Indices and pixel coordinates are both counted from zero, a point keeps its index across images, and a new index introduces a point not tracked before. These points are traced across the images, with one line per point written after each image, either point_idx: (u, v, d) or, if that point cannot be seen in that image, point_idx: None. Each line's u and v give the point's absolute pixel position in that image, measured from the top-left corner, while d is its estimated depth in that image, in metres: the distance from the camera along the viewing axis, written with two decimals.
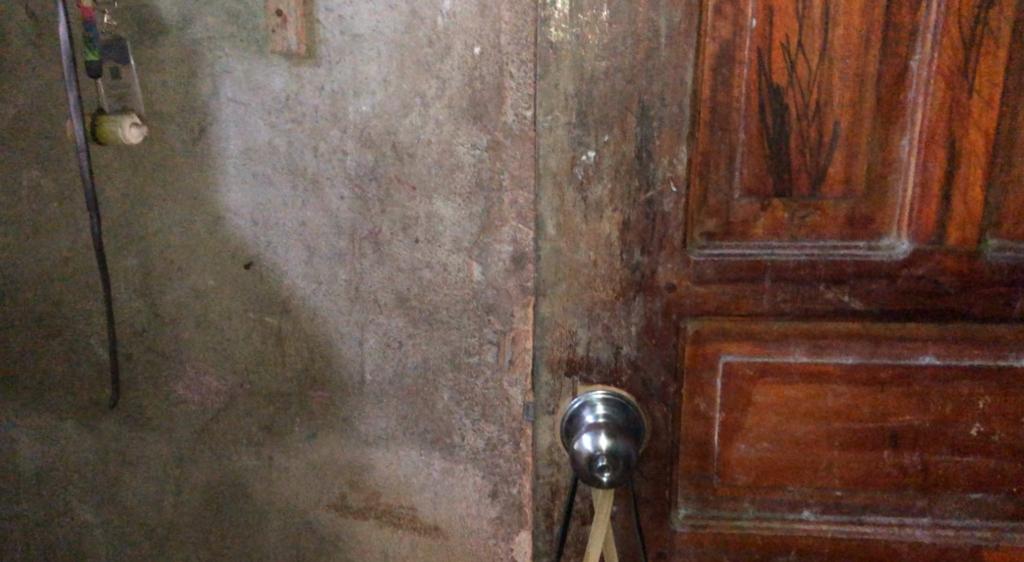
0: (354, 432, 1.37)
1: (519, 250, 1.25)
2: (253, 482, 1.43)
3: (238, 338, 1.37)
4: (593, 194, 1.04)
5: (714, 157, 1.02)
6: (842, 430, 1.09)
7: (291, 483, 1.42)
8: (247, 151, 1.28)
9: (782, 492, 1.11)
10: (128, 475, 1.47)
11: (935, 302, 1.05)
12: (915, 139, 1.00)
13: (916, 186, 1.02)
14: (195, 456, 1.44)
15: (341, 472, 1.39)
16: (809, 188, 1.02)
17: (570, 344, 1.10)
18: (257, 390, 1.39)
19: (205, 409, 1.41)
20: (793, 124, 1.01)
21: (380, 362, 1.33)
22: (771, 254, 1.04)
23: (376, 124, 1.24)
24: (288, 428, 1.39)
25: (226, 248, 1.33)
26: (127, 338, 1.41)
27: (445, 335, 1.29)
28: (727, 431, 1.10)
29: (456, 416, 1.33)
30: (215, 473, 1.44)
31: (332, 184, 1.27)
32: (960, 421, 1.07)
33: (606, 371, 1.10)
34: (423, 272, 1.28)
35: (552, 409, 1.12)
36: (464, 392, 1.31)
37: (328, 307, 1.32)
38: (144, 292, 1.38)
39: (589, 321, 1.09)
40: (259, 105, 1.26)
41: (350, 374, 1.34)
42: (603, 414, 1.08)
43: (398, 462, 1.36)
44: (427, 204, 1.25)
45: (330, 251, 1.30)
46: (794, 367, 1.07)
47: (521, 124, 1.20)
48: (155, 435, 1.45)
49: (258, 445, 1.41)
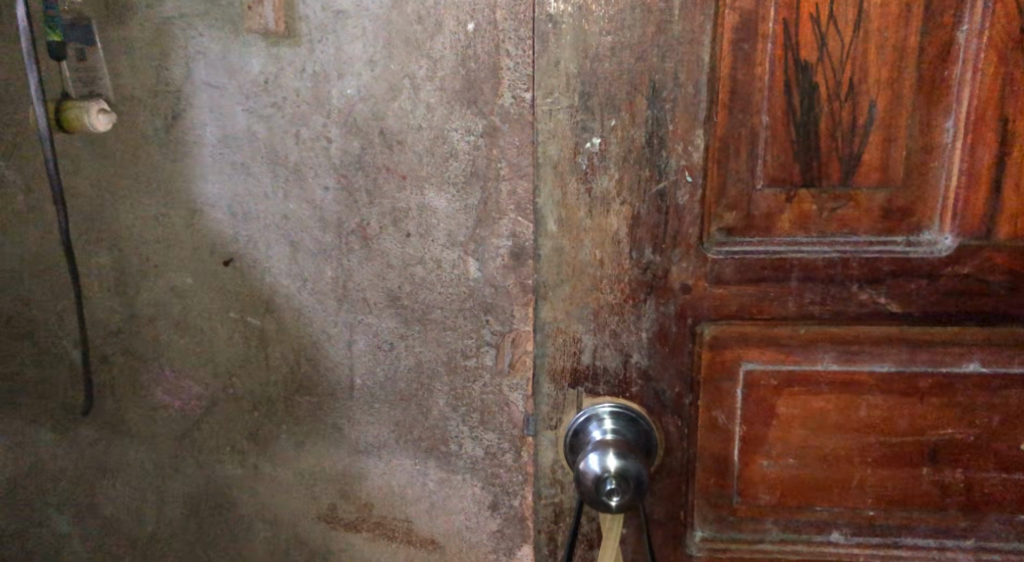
0: (345, 439, 1.25)
1: (518, 245, 1.14)
2: (238, 493, 1.31)
3: (219, 339, 1.25)
4: (599, 186, 0.94)
5: (734, 143, 0.91)
6: (877, 445, 0.98)
7: (279, 494, 1.30)
8: (224, 139, 1.16)
9: (809, 512, 1.00)
10: (105, 488, 1.34)
11: (981, 303, 0.94)
12: (961, 122, 0.89)
13: (962, 174, 0.91)
14: (177, 464, 1.31)
15: (329, 482, 1.28)
16: (841, 177, 0.91)
17: (575, 352, 0.99)
18: (241, 395, 1.27)
19: (186, 415, 1.29)
20: (823, 105, 0.90)
21: (372, 365, 1.21)
22: (798, 251, 0.94)
23: (362, 108, 1.12)
24: (273, 436, 1.28)
25: (204, 244, 1.21)
26: (100, 340, 1.27)
27: (440, 336, 1.18)
28: (748, 446, 1.00)
29: (453, 423, 1.22)
30: (199, 482, 1.32)
31: (315, 174, 1.15)
32: (1008, 436, 0.97)
33: (614, 381, 1.00)
34: (416, 269, 1.17)
35: (554, 424, 1.02)
36: (461, 397, 1.21)
37: (313, 306, 1.21)
38: (119, 290, 1.25)
39: (595, 326, 0.98)
40: (236, 88, 1.14)
41: (339, 378, 1.23)
42: (611, 429, 0.98)
43: (392, 473, 1.25)
44: (419, 195, 1.14)
45: (314, 247, 1.18)
46: (823, 376, 0.97)
47: (519, 107, 1.09)
48: (132, 445, 1.31)
49: (242, 455, 1.29)
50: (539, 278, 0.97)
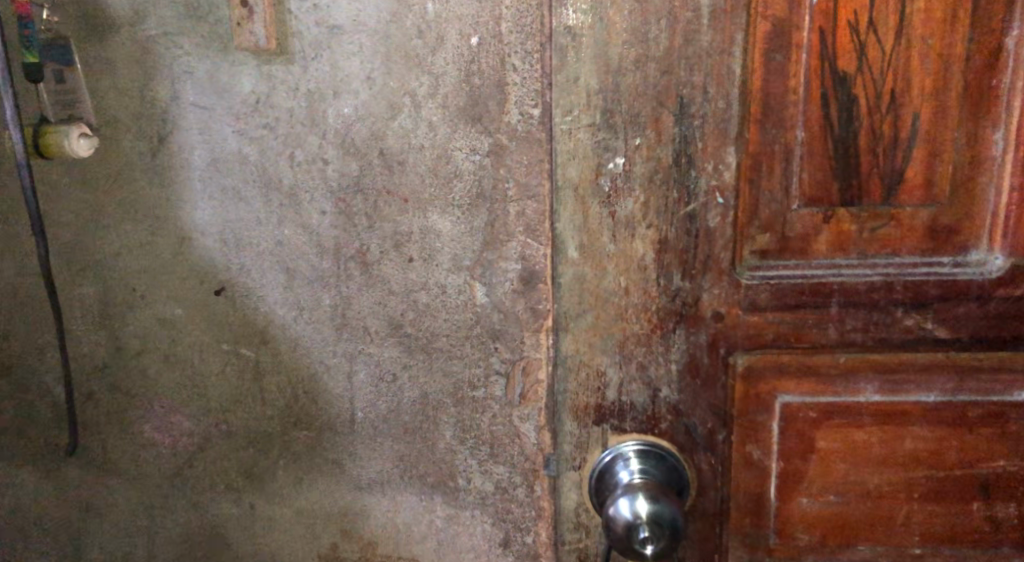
0: (346, 475, 1.12)
1: (528, 267, 1.03)
2: (232, 533, 1.17)
3: (210, 373, 1.13)
4: (623, 210, 0.87)
5: (767, 160, 0.85)
6: (924, 480, 0.93)
7: (277, 535, 1.16)
8: (215, 163, 1.06)
9: (851, 552, 0.95)
10: (91, 530, 1.20)
11: None
12: (1012, 134, 0.83)
13: (1014, 190, 0.85)
14: (168, 505, 1.18)
15: (332, 517, 1.14)
16: (882, 194, 0.85)
17: (600, 387, 0.93)
18: (235, 431, 1.14)
19: (177, 452, 1.16)
20: (862, 118, 0.84)
21: (374, 398, 1.09)
22: (837, 274, 0.87)
23: (359, 129, 1.02)
24: (270, 473, 1.15)
25: (195, 272, 1.10)
26: (83, 376, 1.15)
27: (445, 365, 1.06)
28: (786, 483, 0.94)
29: (461, 456, 1.09)
30: (191, 522, 1.18)
31: (311, 198, 1.05)
32: None
33: (642, 418, 0.94)
34: (419, 295, 1.05)
35: (579, 463, 0.96)
36: (469, 428, 1.08)
37: (310, 337, 1.09)
38: (103, 325, 1.13)
39: (622, 359, 0.92)
40: (226, 110, 1.04)
41: (339, 413, 1.11)
42: (639, 470, 0.92)
43: (396, 510, 1.12)
44: (422, 218, 1.03)
45: (310, 273, 1.07)
46: (865, 407, 0.91)
47: (527, 124, 0.98)
48: (117, 484, 1.18)
49: (237, 492, 1.16)
50: (559, 308, 0.91)
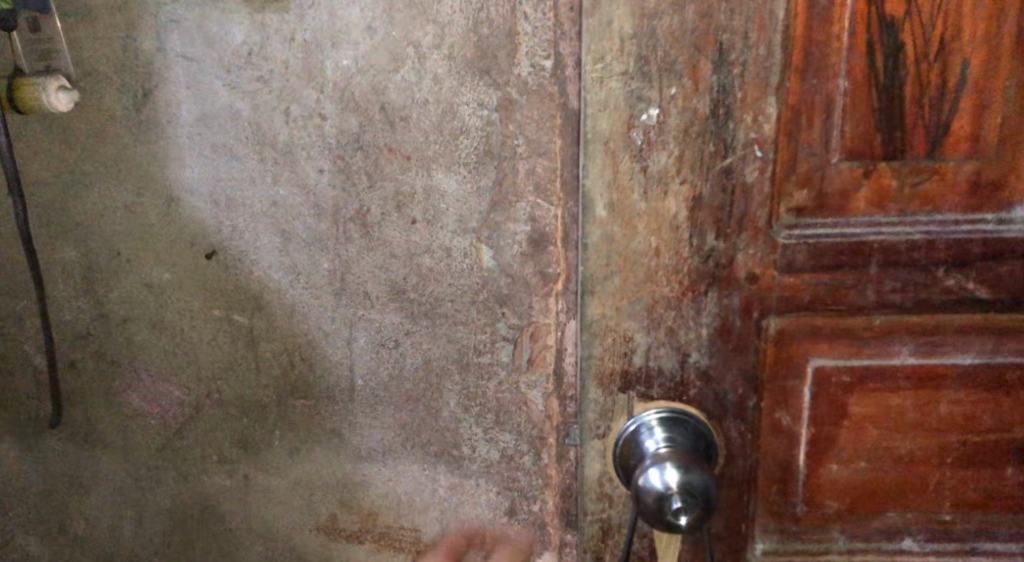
0: (342, 443, 1.25)
1: (536, 229, 1.12)
2: (255, 473, 1.28)
3: (202, 340, 1.23)
4: (656, 164, 0.83)
5: (808, 112, 0.81)
6: (958, 445, 0.90)
7: (283, 481, 1.28)
8: (202, 119, 1.13)
9: (881, 519, 0.92)
10: (115, 470, 1.30)
11: None
12: None
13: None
14: (178, 450, 1.28)
15: (346, 460, 1.26)
16: (927, 148, 0.81)
17: (626, 353, 0.89)
18: (229, 395, 1.25)
19: (179, 402, 1.26)
20: (909, 67, 0.79)
21: (375, 363, 1.20)
22: (877, 233, 0.84)
23: (360, 81, 1.08)
24: (270, 431, 1.26)
25: (184, 234, 1.18)
26: (83, 324, 1.23)
27: (451, 332, 1.17)
28: (816, 450, 0.91)
29: (464, 425, 1.21)
30: (206, 472, 1.29)
31: (307, 155, 1.12)
32: None
33: (670, 384, 0.90)
34: (423, 259, 1.15)
35: (602, 432, 0.92)
36: (474, 397, 1.20)
37: (308, 302, 1.19)
38: (93, 277, 1.21)
39: (650, 323, 0.88)
40: (215, 61, 1.10)
41: (337, 381, 1.22)
42: (665, 437, 0.87)
43: (398, 480, 1.25)
44: (425, 175, 1.11)
45: (307, 236, 1.16)
46: (900, 371, 0.88)
47: (538, 77, 1.06)
48: (127, 431, 1.28)
49: (241, 447, 1.28)
50: (586, 271, 0.87)
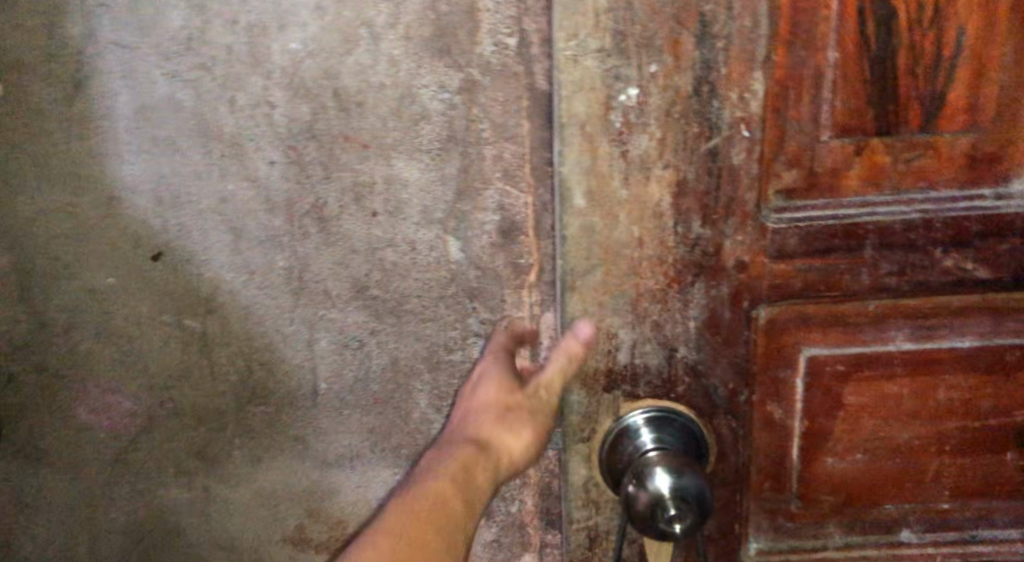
0: (307, 449, 1.18)
1: (507, 218, 1.05)
2: (214, 486, 1.21)
3: (151, 346, 1.14)
4: (636, 149, 0.77)
5: (796, 86, 0.75)
6: (957, 432, 0.86)
7: (246, 493, 1.22)
8: (142, 110, 1.04)
9: (878, 511, 0.88)
10: (64, 491, 1.21)
11: None
12: None
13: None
14: (133, 465, 1.20)
15: (312, 469, 1.19)
16: (922, 121, 0.76)
17: (611, 350, 0.84)
18: (183, 403, 1.17)
19: (132, 415, 1.18)
20: (902, 35, 0.74)
21: (338, 366, 1.13)
22: (870, 213, 0.79)
23: (310, 65, 1.01)
24: (229, 440, 1.19)
25: (127, 237, 1.10)
26: (22, 336, 1.15)
27: (418, 329, 1.11)
28: (811, 444, 0.86)
29: (434, 424, 1.16)
30: (164, 486, 1.21)
31: (257, 147, 1.04)
32: None
33: (657, 381, 0.85)
34: (385, 253, 1.08)
35: (587, 436, 0.87)
36: (445, 396, 1.14)
37: (264, 303, 1.11)
38: (31, 285, 1.12)
39: (635, 318, 0.83)
40: (153, 48, 1.01)
41: (300, 386, 1.15)
42: (654, 438, 0.83)
43: (368, 485, 1.20)
44: (385, 165, 1.04)
45: (260, 232, 1.08)
46: (896, 357, 0.84)
47: (501, 55, 0.99)
48: (76, 449, 1.19)
49: (200, 458, 1.20)
50: (564, 264, 0.81)
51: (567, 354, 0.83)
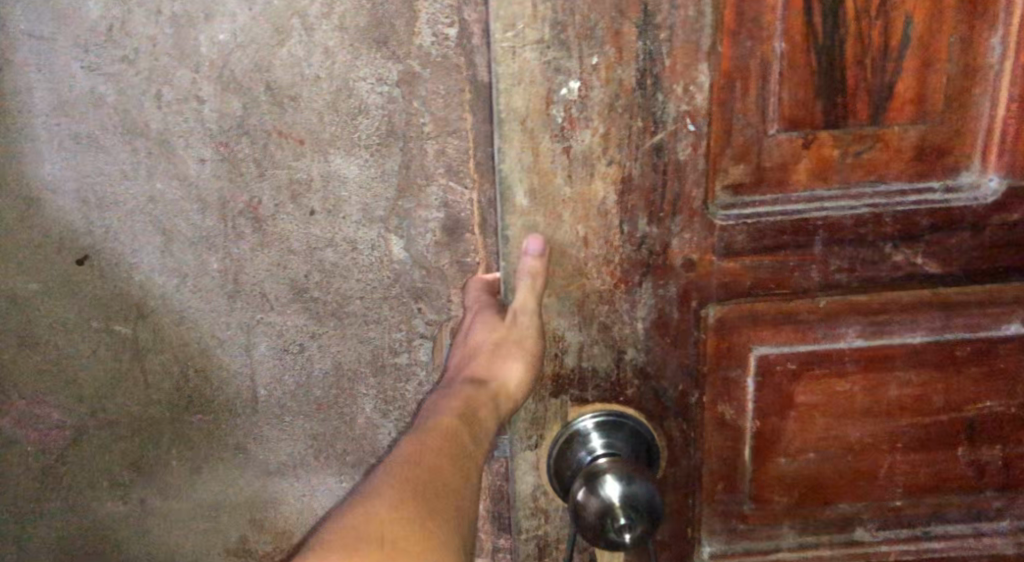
0: (249, 458, 1.14)
1: (451, 216, 1.01)
2: (152, 497, 1.17)
3: (80, 352, 1.09)
4: (579, 145, 0.74)
5: (743, 78, 0.73)
6: (909, 428, 0.85)
7: (185, 503, 1.17)
8: (61, 106, 0.98)
9: (831, 510, 0.87)
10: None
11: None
12: (1012, 38, 0.73)
13: (1013, 102, 0.75)
14: (67, 477, 1.16)
15: (253, 479, 1.15)
16: (870, 113, 0.74)
17: (557, 353, 0.81)
18: (116, 412, 1.12)
19: (63, 424, 1.13)
20: (849, 25, 0.71)
21: (279, 371, 1.09)
22: (820, 208, 0.77)
23: (240, 58, 0.95)
24: (166, 451, 1.14)
25: (51, 239, 1.04)
26: None
27: (361, 332, 1.06)
28: (763, 444, 0.84)
29: (383, 430, 1.12)
30: (100, 497, 1.17)
31: (187, 144, 0.99)
32: None
33: (605, 385, 0.82)
34: (325, 252, 1.03)
35: (534, 442, 0.84)
36: (392, 401, 1.10)
37: (198, 307, 1.06)
38: None
39: (582, 320, 0.80)
40: (71, 39, 0.95)
41: (239, 392, 1.10)
42: (603, 444, 0.80)
43: (313, 494, 1.15)
44: (323, 161, 0.99)
45: (192, 233, 1.03)
46: (848, 355, 0.82)
47: (440, 47, 0.95)
48: (7, 459, 1.15)
49: (136, 468, 1.15)
50: (508, 265, 0.77)
51: (531, 278, 0.77)
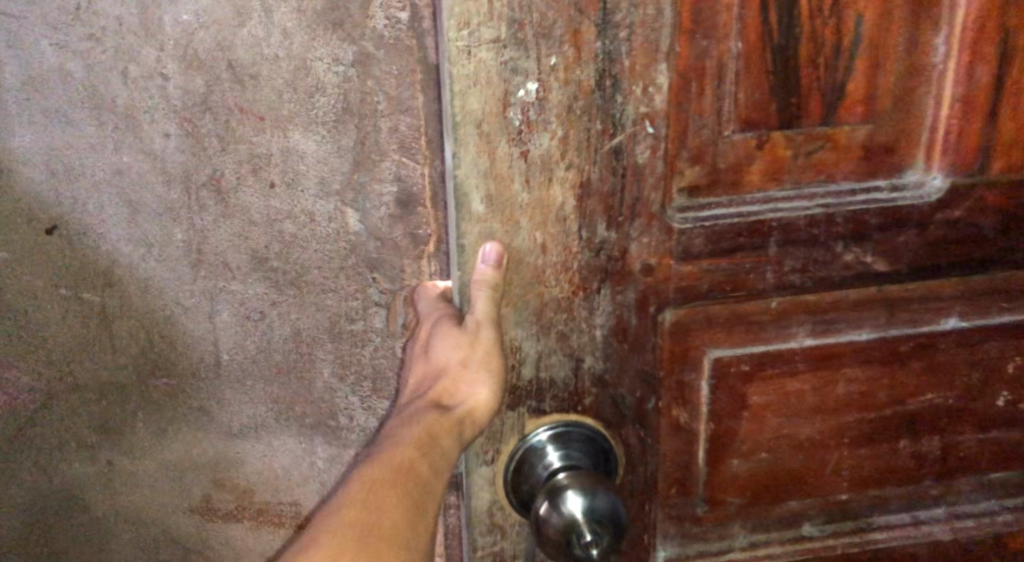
0: (214, 422, 1.18)
1: (405, 190, 1.05)
2: (118, 457, 1.20)
3: (51, 320, 1.12)
4: (537, 148, 0.75)
5: (698, 79, 0.74)
6: (855, 423, 0.88)
7: (150, 466, 1.21)
8: (31, 81, 1.00)
9: (780, 507, 0.90)
10: None
11: (971, 248, 0.83)
12: (954, 39, 0.75)
13: (955, 101, 0.77)
14: (38, 442, 1.19)
15: (216, 443, 1.19)
16: (822, 113, 0.76)
17: (515, 365, 0.82)
18: (86, 379, 1.15)
19: (34, 390, 1.15)
20: (804, 24, 0.72)
21: (240, 337, 1.12)
22: (774, 210, 0.79)
23: (202, 37, 0.98)
24: (133, 416, 1.18)
25: (21, 209, 1.06)
26: None
27: (320, 300, 1.10)
28: (716, 445, 0.87)
29: (341, 395, 1.16)
30: (71, 461, 1.20)
31: (151, 119, 1.01)
32: (986, 393, 0.89)
33: (564, 395, 0.84)
34: (284, 224, 1.07)
35: (491, 458, 0.85)
36: (348, 364, 1.14)
37: (161, 275, 1.09)
38: None
39: (540, 330, 0.81)
40: (40, 17, 0.97)
41: (202, 356, 1.14)
42: (561, 457, 0.83)
43: (274, 455, 1.19)
44: (282, 137, 1.02)
45: (156, 205, 1.06)
46: (798, 354, 0.85)
47: (394, 29, 0.98)
48: None
49: (105, 432, 1.19)
50: (463, 274, 0.78)
51: (488, 285, 0.77)
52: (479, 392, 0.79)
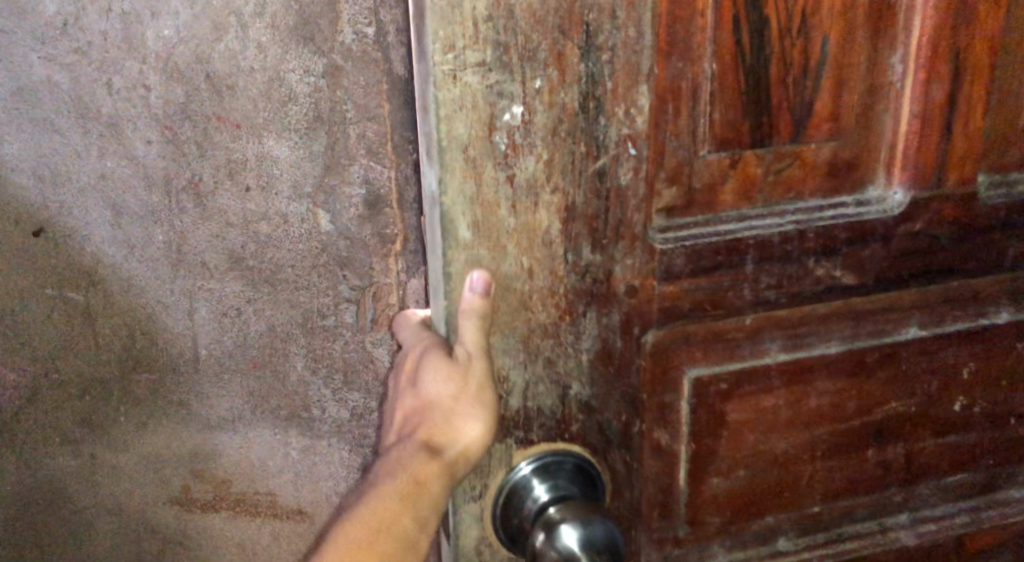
0: (194, 416, 1.22)
1: (372, 192, 1.14)
2: (99, 450, 1.23)
3: (36, 321, 1.16)
4: (523, 172, 0.76)
5: (675, 99, 0.75)
6: (826, 435, 0.91)
7: (131, 463, 1.24)
8: (19, 91, 1.06)
9: (758, 522, 0.92)
10: None
11: (930, 260, 0.86)
12: (910, 57, 0.79)
13: (914, 118, 0.80)
14: (22, 440, 1.22)
15: (194, 436, 1.23)
16: (790, 132, 0.78)
17: (503, 395, 0.83)
18: (71, 375, 1.19)
19: (20, 386, 1.19)
20: (773, 45, 0.75)
21: (218, 333, 1.18)
22: (748, 228, 0.81)
23: (182, 52, 1.05)
24: (113, 413, 1.21)
25: (8, 212, 1.11)
26: None
27: (294, 297, 1.17)
28: (698, 465, 0.88)
29: (314, 388, 1.22)
30: (53, 458, 1.23)
31: (134, 128, 1.08)
32: (943, 399, 0.93)
33: (551, 424, 0.85)
34: (259, 226, 1.13)
35: (480, 492, 0.85)
36: (320, 359, 1.20)
37: (143, 273, 1.14)
38: None
39: (527, 356, 0.82)
40: (27, 33, 1.04)
41: (180, 351, 1.18)
42: (551, 487, 0.83)
43: (249, 446, 1.24)
44: (257, 143, 1.10)
45: (139, 207, 1.11)
46: (773, 369, 0.87)
47: (361, 43, 1.08)
48: None
49: (89, 428, 1.22)
50: (450, 303, 0.78)
51: (477, 314, 0.77)
52: (471, 426, 0.79)
